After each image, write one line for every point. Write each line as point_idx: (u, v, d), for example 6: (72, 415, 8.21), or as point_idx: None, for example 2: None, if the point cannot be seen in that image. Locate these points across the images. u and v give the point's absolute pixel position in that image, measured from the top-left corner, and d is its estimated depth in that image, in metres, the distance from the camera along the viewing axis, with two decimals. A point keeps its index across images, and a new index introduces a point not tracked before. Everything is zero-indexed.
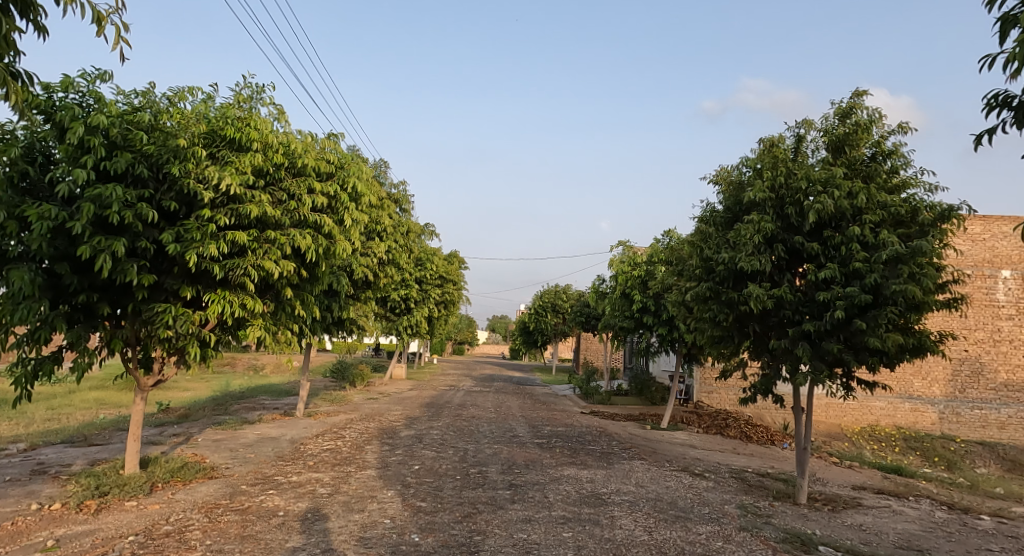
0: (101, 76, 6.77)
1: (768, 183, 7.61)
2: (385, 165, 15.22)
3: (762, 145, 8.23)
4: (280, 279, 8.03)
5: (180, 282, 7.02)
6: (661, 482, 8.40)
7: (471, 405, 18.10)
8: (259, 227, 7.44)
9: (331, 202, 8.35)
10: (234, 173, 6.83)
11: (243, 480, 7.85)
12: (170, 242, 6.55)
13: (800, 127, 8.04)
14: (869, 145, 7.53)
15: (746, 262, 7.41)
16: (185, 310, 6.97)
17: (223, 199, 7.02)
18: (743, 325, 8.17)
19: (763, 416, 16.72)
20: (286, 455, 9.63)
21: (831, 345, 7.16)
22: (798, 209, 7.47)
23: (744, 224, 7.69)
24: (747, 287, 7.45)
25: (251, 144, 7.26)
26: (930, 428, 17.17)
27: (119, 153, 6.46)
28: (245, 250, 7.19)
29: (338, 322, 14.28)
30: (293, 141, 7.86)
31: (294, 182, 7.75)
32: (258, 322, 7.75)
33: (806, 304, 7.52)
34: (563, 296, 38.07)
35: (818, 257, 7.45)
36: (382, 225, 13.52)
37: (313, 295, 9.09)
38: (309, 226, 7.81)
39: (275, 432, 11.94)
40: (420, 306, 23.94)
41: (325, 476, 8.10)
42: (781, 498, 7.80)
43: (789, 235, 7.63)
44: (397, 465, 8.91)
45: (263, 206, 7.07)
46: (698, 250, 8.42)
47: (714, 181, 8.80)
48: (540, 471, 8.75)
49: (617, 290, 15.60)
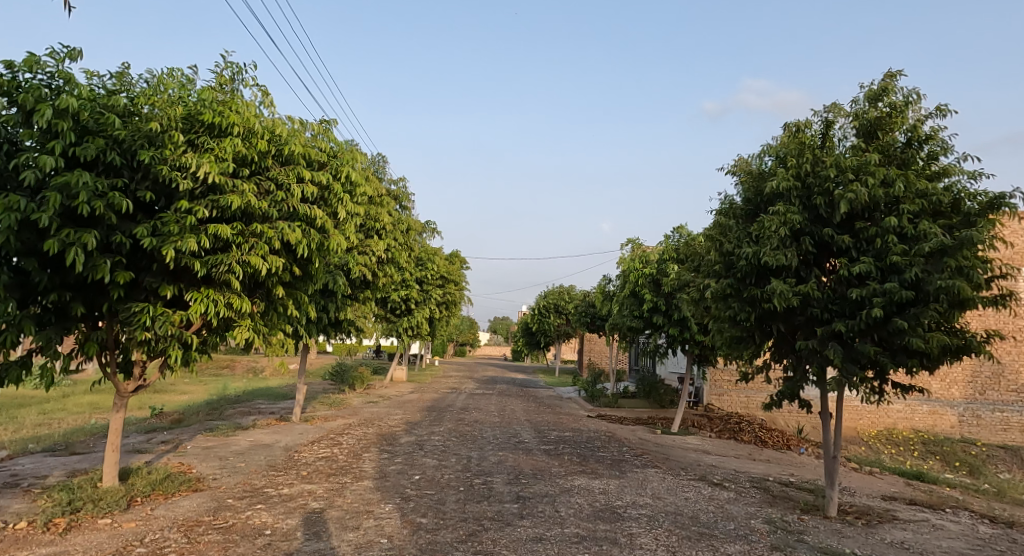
0: (70, 54, 6.31)
1: (794, 171, 7.05)
2: (383, 160, 14.65)
3: (786, 131, 7.65)
4: (270, 277, 7.52)
5: (159, 280, 6.46)
6: (679, 493, 7.84)
7: (473, 409, 17.55)
8: (244, 220, 6.90)
9: (324, 192, 7.82)
10: (213, 160, 6.34)
11: (230, 493, 7.28)
12: (145, 237, 6.02)
13: (828, 111, 7.46)
14: (903, 129, 6.93)
15: (771, 258, 6.86)
16: (165, 310, 6.41)
17: (202, 189, 6.51)
18: (765, 324, 7.64)
19: (776, 420, 16.13)
20: (278, 464, 9.05)
21: (866, 346, 6.61)
22: (827, 199, 6.88)
23: (768, 216, 7.13)
24: (771, 283, 6.91)
25: (231, 129, 6.73)
26: (950, 432, 16.60)
27: (90, 139, 5.95)
28: (229, 245, 6.65)
29: (335, 324, 13.73)
30: (278, 126, 7.34)
31: (282, 170, 7.21)
32: (245, 323, 7.21)
33: (836, 301, 6.94)
34: (567, 296, 37.61)
35: (849, 251, 6.89)
36: (380, 223, 12.94)
37: (307, 294, 8.60)
38: (299, 220, 7.28)
39: (268, 438, 11.40)
40: (421, 307, 23.42)
41: (319, 489, 7.53)
42: (810, 511, 7.25)
43: (817, 227, 7.04)
44: (396, 475, 8.35)
45: (246, 196, 6.53)
46: (716, 244, 7.88)
47: (732, 171, 8.23)
48: (548, 481, 8.18)
49: (626, 289, 14.98)
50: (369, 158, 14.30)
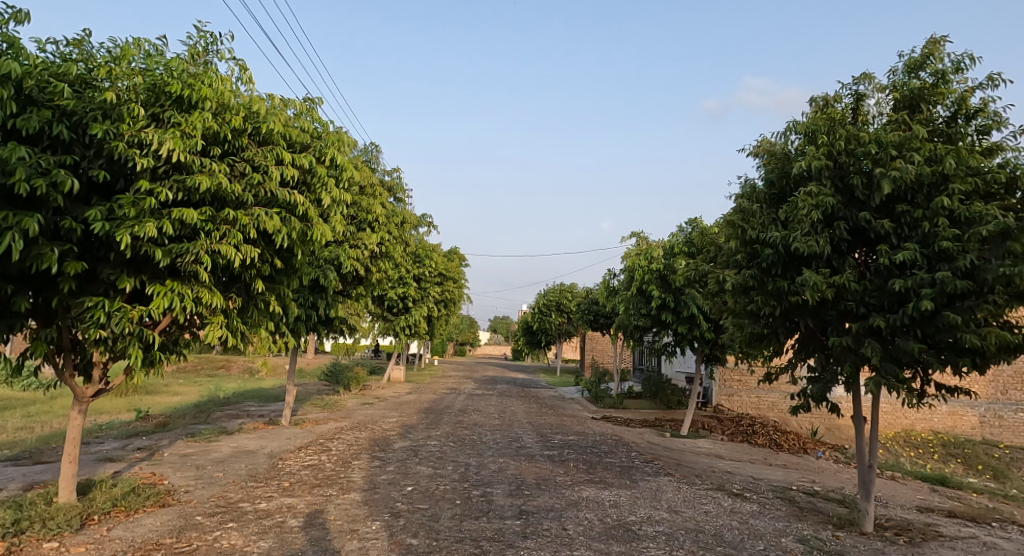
0: (15, 16, 5.50)
1: (825, 149, 6.38)
2: (377, 149, 13.93)
3: (813, 106, 6.95)
4: (247, 270, 6.82)
5: (117, 271, 5.68)
6: (698, 506, 7.12)
7: (473, 411, 16.84)
8: (215, 204, 6.02)
9: (306, 176, 6.84)
10: (178, 134, 5.32)
11: (200, 508, 6.56)
12: (96, 220, 5.10)
13: (860, 83, 6.74)
14: (946, 103, 6.23)
15: (801, 244, 6.19)
16: (122, 305, 5.66)
17: (166, 167, 5.52)
18: (792, 318, 6.96)
19: (789, 422, 15.47)
20: (259, 474, 8.32)
21: (909, 343, 5.90)
22: (866, 179, 6.18)
23: (798, 197, 6.45)
24: (801, 273, 6.25)
25: (200, 103, 5.63)
26: (971, 433, 15.96)
27: (33, 109, 4.88)
28: (197, 232, 5.82)
29: (325, 322, 13.03)
30: (256, 102, 6.30)
31: (260, 150, 6.24)
32: (217, 320, 6.49)
33: (874, 293, 6.21)
34: (568, 295, 37.00)
35: (888, 238, 6.18)
36: (372, 215, 12.20)
37: (291, 289, 7.86)
38: (278, 206, 6.42)
39: (253, 444, 10.67)
40: (419, 305, 22.72)
41: (300, 503, 6.82)
42: (843, 527, 6.55)
43: (852, 211, 6.33)
44: (387, 486, 7.64)
45: (217, 177, 5.56)
46: (738, 231, 7.17)
47: (755, 154, 7.56)
48: (553, 492, 7.46)
49: (632, 286, 14.22)
50: (362, 147, 13.55)
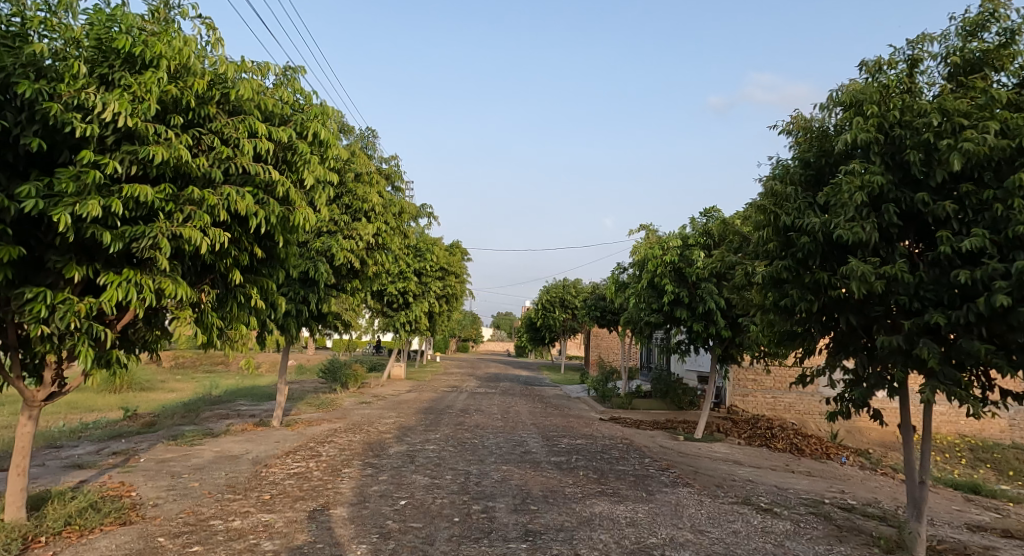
0: None
1: (875, 120, 5.65)
2: (373, 134, 13.14)
3: (863, 71, 6.23)
4: (221, 259, 6.06)
5: (64, 259, 4.93)
6: (724, 525, 6.36)
7: (474, 410, 16.09)
8: (179, 182, 5.26)
9: (285, 152, 6.07)
10: (125, 98, 4.55)
11: (165, 527, 5.82)
12: (28, 196, 4.34)
13: (915, 46, 6.00)
14: (1012, 70, 5.48)
15: (846, 230, 5.39)
16: (68, 297, 4.91)
17: (115, 137, 4.75)
18: (830, 314, 6.18)
19: (807, 423, 14.81)
20: (239, 484, 7.59)
21: (974, 344, 5.13)
22: (923, 155, 5.41)
23: (841, 176, 5.67)
24: (846, 263, 5.46)
25: (155, 62, 4.87)
26: (999, 436, 15.24)
27: None
28: (156, 213, 5.06)
29: (317, 318, 12.28)
30: (225, 66, 5.51)
31: (231, 121, 5.46)
32: (185, 315, 5.71)
33: (929, 287, 5.43)
34: (572, 290, 36.22)
35: (947, 224, 5.43)
36: (368, 204, 11.42)
37: (272, 281, 7.08)
38: (254, 185, 5.67)
39: (238, 449, 9.91)
40: (420, 300, 21.95)
41: (279, 520, 6.08)
42: (893, 551, 5.79)
43: (905, 193, 5.55)
44: (378, 499, 6.89)
45: (175, 148, 4.80)
46: (769, 215, 6.37)
47: (788, 131, 6.79)
48: (561, 507, 6.70)
49: (643, 278, 13.43)
50: (357, 132, 12.79)
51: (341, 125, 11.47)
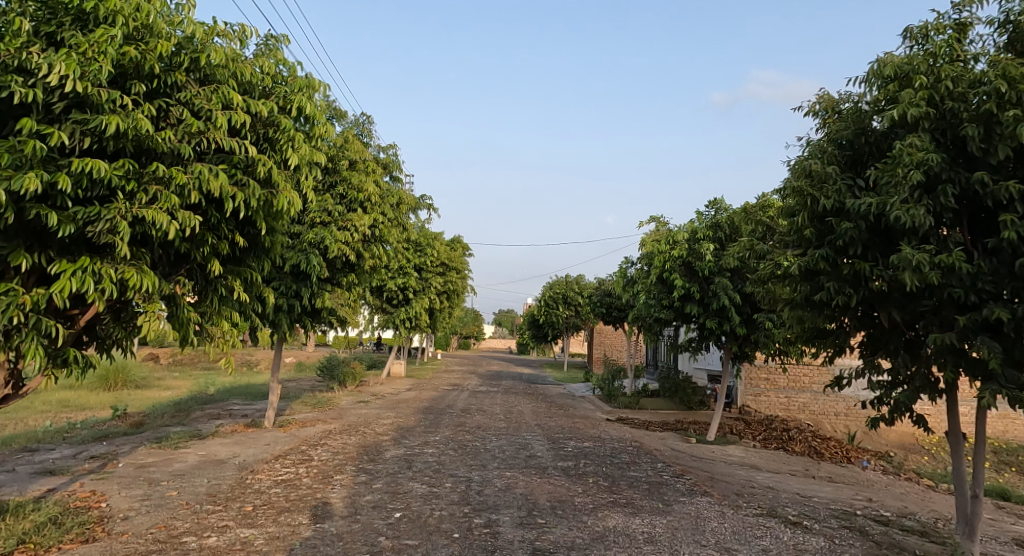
0: None
1: (925, 92, 5.03)
2: (369, 121, 12.53)
3: (906, 39, 5.60)
4: (196, 246, 5.44)
5: (11, 245, 4.32)
6: (752, 542, 5.75)
7: (476, 410, 15.51)
8: (144, 159, 4.66)
9: (266, 129, 5.48)
10: (72, 57, 3.98)
11: (132, 544, 5.23)
12: None
13: (963, 9, 5.38)
14: None
15: (895, 215, 4.77)
16: (13, 288, 4.32)
17: (65, 104, 4.17)
18: (872, 309, 5.55)
19: (822, 425, 14.19)
20: (221, 493, 6.99)
21: None
22: (982, 129, 4.79)
23: (888, 154, 5.04)
24: (896, 251, 4.83)
25: (110, 20, 4.31)
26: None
27: None
28: (115, 193, 4.45)
29: (311, 314, 11.73)
30: (194, 29, 4.93)
31: (203, 90, 4.87)
32: (154, 308, 5.08)
33: (988, 278, 4.82)
34: (576, 287, 35.62)
35: (1009, 207, 4.82)
36: (363, 193, 10.81)
37: (256, 275, 6.44)
38: (232, 165, 5.08)
39: (225, 452, 9.32)
40: (420, 296, 21.33)
41: (259, 537, 5.48)
42: None
43: (960, 172, 4.92)
44: (371, 511, 6.30)
45: (132, 116, 4.22)
46: (802, 200, 5.73)
47: (818, 108, 6.16)
48: (572, 520, 6.11)
49: (651, 273, 12.80)
50: (352, 118, 12.18)
51: (334, 110, 10.86)
